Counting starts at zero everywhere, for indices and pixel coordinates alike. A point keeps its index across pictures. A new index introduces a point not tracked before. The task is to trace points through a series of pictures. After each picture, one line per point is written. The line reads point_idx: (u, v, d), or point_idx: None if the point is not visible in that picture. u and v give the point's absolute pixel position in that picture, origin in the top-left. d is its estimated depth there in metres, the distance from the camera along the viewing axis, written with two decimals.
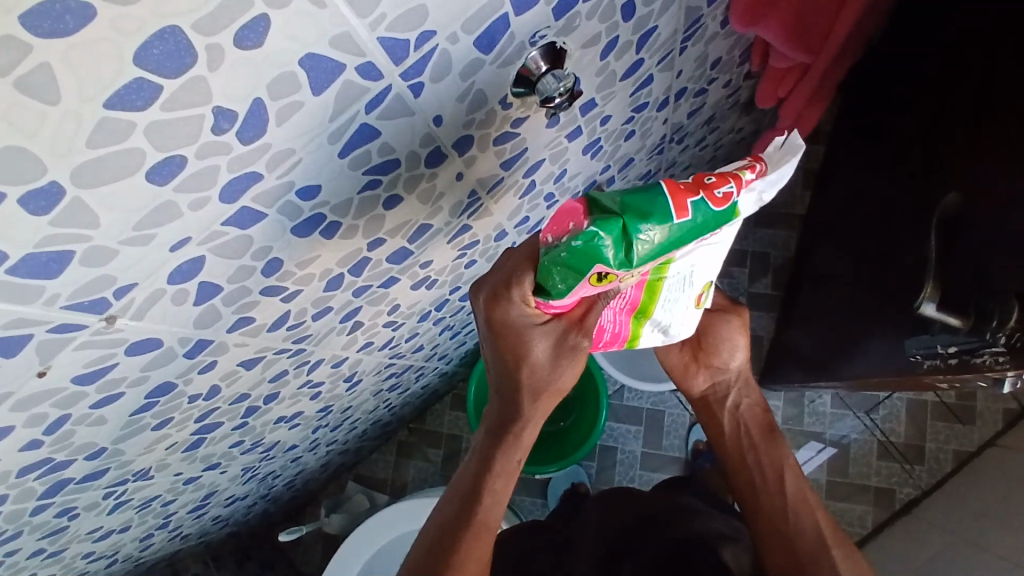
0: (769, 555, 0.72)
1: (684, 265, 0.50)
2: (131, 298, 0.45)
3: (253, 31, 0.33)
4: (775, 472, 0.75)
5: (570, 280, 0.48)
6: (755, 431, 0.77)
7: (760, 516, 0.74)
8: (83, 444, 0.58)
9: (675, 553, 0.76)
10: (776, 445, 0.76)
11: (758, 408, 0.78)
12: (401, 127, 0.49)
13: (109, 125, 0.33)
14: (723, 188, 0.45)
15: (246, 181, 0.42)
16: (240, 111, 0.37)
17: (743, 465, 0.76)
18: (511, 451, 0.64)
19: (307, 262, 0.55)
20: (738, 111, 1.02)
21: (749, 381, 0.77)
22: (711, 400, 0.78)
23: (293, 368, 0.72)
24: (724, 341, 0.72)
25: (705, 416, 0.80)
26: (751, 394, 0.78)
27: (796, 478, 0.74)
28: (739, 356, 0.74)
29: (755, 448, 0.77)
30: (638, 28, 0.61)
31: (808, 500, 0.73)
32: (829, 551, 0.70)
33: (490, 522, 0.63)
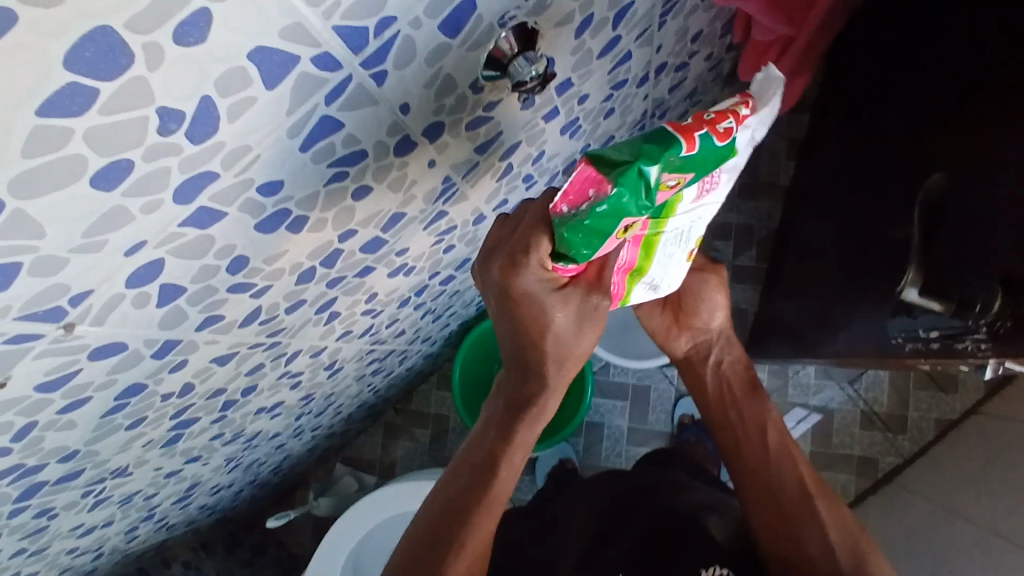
0: (752, 508, 0.71)
1: (686, 219, 0.53)
2: (89, 305, 0.43)
3: (194, 27, 0.31)
4: (756, 425, 0.74)
5: (596, 243, 0.47)
6: (736, 385, 0.78)
7: (745, 472, 0.73)
8: (55, 447, 0.57)
9: (658, 532, 0.75)
10: (758, 400, 0.76)
11: (740, 365, 0.78)
12: (367, 117, 0.47)
13: (44, 133, 0.31)
14: (725, 123, 0.46)
15: (201, 182, 0.40)
16: (188, 111, 0.35)
17: (726, 420, 0.77)
18: (531, 427, 0.62)
19: (275, 257, 0.53)
20: (721, 83, 1.00)
21: (732, 337, 0.78)
22: (694, 360, 0.79)
23: (269, 361, 0.71)
24: (703, 300, 0.73)
25: (688, 376, 0.80)
26: (732, 351, 0.78)
27: (779, 431, 0.74)
28: (719, 315, 0.75)
29: (736, 403, 0.77)
30: (614, 4, 0.58)
31: (791, 453, 0.72)
32: (811, 500, 0.69)
33: (501, 499, 0.61)
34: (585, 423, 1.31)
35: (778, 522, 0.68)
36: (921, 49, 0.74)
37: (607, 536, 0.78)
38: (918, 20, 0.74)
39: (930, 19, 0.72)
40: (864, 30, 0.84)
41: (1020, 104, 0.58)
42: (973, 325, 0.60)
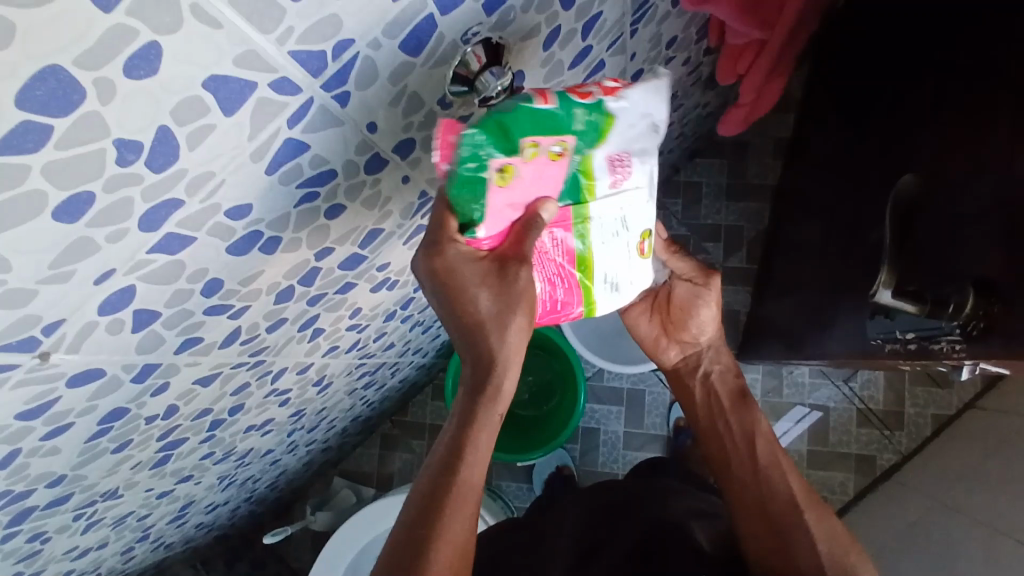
0: (743, 520, 0.71)
1: (609, 201, 0.55)
2: (62, 334, 0.44)
3: (144, 60, 0.32)
4: (747, 440, 0.74)
5: (479, 195, 0.50)
6: (725, 397, 0.77)
7: (734, 487, 0.73)
8: (41, 473, 0.57)
9: (642, 545, 0.74)
10: (747, 411, 0.75)
11: (730, 375, 0.77)
12: (332, 138, 0.47)
13: (1, 170, 0.31)
14: (584, 89, 0.51)
15: (166, 209, 0.41)
16: (146, 141, 0.36)
17: (715, 433, 0.76)
18: (491, 407, 0.60)
19: (250, 278, 0.54)
20: (702, 86, 1.01)
21: (723, 349, 0.77)
22: (683, 371, 0.79)
23: (254, 380, 0.71)
24: (691, 315, 0.74)
25: (677, 388, 0.80)
26: (721, 360, 0.77)
27: (768, 443, 0.73)
28: (708, 330, 0.75)
29: (724, 414, 0.76)
30: (581, 15, 0.59)
31: (781, 465, 0.71)
32: (801, 513, 0.68)
33: (470, 487, 0.59)
34: (581, 429, 1.31)
35: (766, 530, 0.69)
36: (898, 48, 0.74)
37: (598, 547, 0.77)
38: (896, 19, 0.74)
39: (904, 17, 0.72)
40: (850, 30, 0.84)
41: (993, 101, 0.58)
42: (947, 324, 0.59)
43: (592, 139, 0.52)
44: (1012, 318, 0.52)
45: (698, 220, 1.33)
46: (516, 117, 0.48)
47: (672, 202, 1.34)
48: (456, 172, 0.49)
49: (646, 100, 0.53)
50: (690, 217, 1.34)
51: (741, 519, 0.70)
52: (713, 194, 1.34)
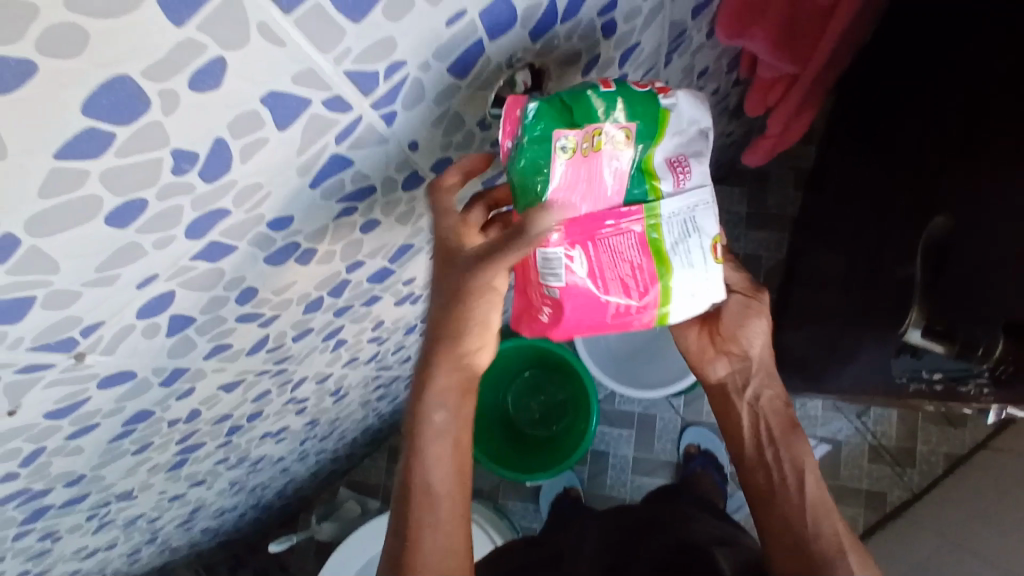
0: (777, 554, 0.67)
1: (678, 200, 0.51)
2: (99, 335, 0.44)
3: (209, 74, 0.32)
4: (796, 474, 0.69)
5: (544, 169, 0.47)
6: (776, 425, 0.72)
7: (772, 518, 0.69)
8: (62, 472, 0.56)
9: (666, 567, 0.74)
10: (797, 442, 0.71)
11: (780, 402, 0.73)
12: (375, 155, 0.48)
13: (62, 175, 0.32)
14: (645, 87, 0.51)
15: (212, 219, 0.41)
16: (201, 152, 0.36)
17: (760, 458, 0.72)
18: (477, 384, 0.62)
19: (283, 288, 0.54)
20: (728, 116, 1.01)
21: (776, 374, 0.73)
22: (730, 388, 0.74)
23: (275, 388, 0.72)
24: (744, 332, 0.69)
25: (722, 404, 0.76)
26: (773, 386, 0.73)
27: (816, 480, 0.69)
28: (761, 344, 0.71)
29: (774, 444, 0.72)
30: (620, 44, 0.59)
31: (828, 506, 0.68)
32: (845, 557, 0.65)
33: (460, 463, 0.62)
34: (590, 451, 1.30)
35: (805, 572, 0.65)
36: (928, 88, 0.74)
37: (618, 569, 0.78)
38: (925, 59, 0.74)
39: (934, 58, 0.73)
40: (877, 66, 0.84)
41: None
42: (975, 367, 0.61)
43: (654, 129, 0.50)
44: None
45: None
46: (585, 100, 0.48)
47: None
48: (519, 146, 0.47)
49: (695, 106, 0.52)
50: None
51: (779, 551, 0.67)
52: (732, 223, 1.34)
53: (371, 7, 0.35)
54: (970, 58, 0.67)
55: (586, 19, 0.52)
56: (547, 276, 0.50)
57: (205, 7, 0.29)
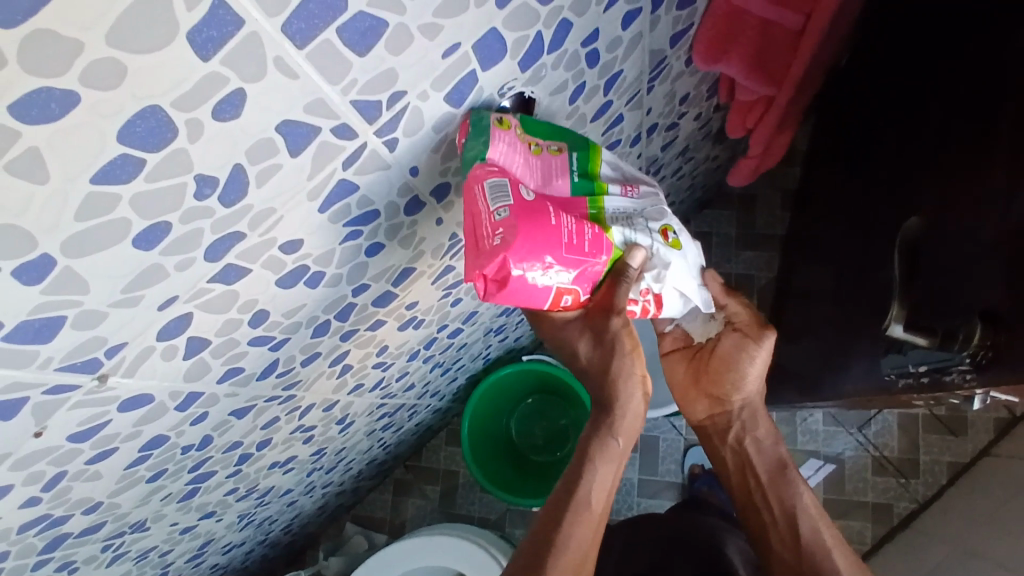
0: None
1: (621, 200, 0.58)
2: (122, 357, 0.46)
3: (229, 105, 0.36)
4: (788, 515, 0.72)
5: (484, 139, 0.51)
6: (761, 468, 0.75)
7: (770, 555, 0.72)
8: (81, 498, 0.57)
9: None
10: (785, 483, 0.73)
11: (767, 443, 0.76)
12: (379, 180, 0.51)
13: (96, 199, 0.35)
14: None
15: (229, 242, 0.44)
16: (221, 177, 0.39)
17: (751, 500, 0.75)
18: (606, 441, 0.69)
19: (293, 311, 0.57)
20: (712, 140, 1.06)
21: (759, 416, 0.75)
22: (711, 430, 0.78)
23: (284, 414, 0.73)
24: (724, 368, 0.72)
25: (709, 446, 0.80)
26: (756, 428, 0.76)
27: (809, 517, 0.71)
28: (748, 385, 0.73)
29: (762, 487, 0.74)
30: (604, 73, 0.63)
31: (823, 542, 0.70)
32: None
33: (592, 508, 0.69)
34: None
35: None
36: (900, 104, 0.78)
37: None
38: (896, 77, 0.79)
39: (905, 74, 0.77)
40: (855, 85, 0.89)
41: (991, 151, 0.61)
42: (956, 356, 0.60)
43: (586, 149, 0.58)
44: (1017, 347, 0.54)
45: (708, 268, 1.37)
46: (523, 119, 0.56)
47: None
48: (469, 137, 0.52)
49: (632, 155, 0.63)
50: None
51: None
52: (723, 244, 1.38)
53: (374, 40, 0.39)
54: (934, 76, 0.71)
55: (570, 49, 0.56)
56: (494, 204, 0.49)
57: (227, 43, 0.33)
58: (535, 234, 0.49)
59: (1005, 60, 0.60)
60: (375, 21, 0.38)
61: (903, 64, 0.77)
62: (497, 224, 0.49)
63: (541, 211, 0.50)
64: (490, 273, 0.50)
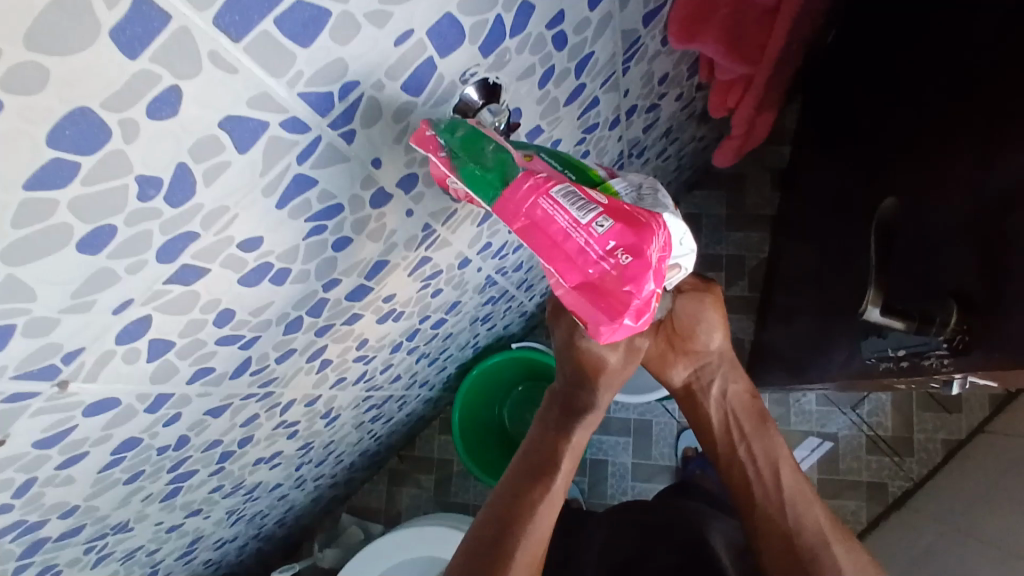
0: (767, 553, 0.70)
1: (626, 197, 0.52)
2: (81, 362, 0.45)
3: (165, 103, 0.34)
4: (770, 466, 0.72)
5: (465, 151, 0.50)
6: (744, 419, 0.74)
7: (753, 510, 0.72)
8: (55, 503, 0.57)
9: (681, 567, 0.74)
10: (768, 434, 0.74)
11: (746, 395, 0.74)
12: (339, 173, 0.50)
13: (33, 205, 0.33)
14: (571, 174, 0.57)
15: (183, 242, 0.43)
16: (165, 177, 0.38)
17: (733, 456, 0.74)
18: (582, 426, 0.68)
19: (260, 309, 0.56)
20: (696, 121, 1.04)
21: (735, 366, 0.73)
22: (693, 389, 0.74)
23: (264, 411, 0.73)
24: (699, 322, 0.68)
25: (691, 410, 0.76)
26: (738, 380, 0.74)
27: (791, 469, 0.72)
28: (719, 336, 0.70)
29: (745, 439, 0.74)
30: (574, 55, 0.62)
31: (805, 495, 0.71)
32: (829, 547, 0.68)
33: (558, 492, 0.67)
34: (589, 460, 1.31)
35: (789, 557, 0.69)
36: (881, 84, 0.76)
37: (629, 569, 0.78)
38: (878, 49, 0.77)
39: (887, 45, 0.75)
40: (842, 61, 0.87)
41: (965, 129, 0.60)
42: (935, 341, 0.58)
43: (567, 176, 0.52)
44: (992, 326, 0.52)
45: (700, 251, 1.36)
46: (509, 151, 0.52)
47: None
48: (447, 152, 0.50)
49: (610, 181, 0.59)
50: None
51: (761, 541, 0.70)
52: (713, 225, 1.36)
53: (317, 31, 0.38)
54: (912, 48, 0.70)
55: (535, 32, 0.54)
56: (586, 217, 0.43)
57: (157, 39, 0.31)
58: (644, 226, 0.43)
59: (981, 33, 0.58)
60: (317, 10, 0.37)
61: (885, 35, 0.75)
62: (604, 236, 0.43)
63: (618, 212, 0.44)
64: (634, 303, 0.43)
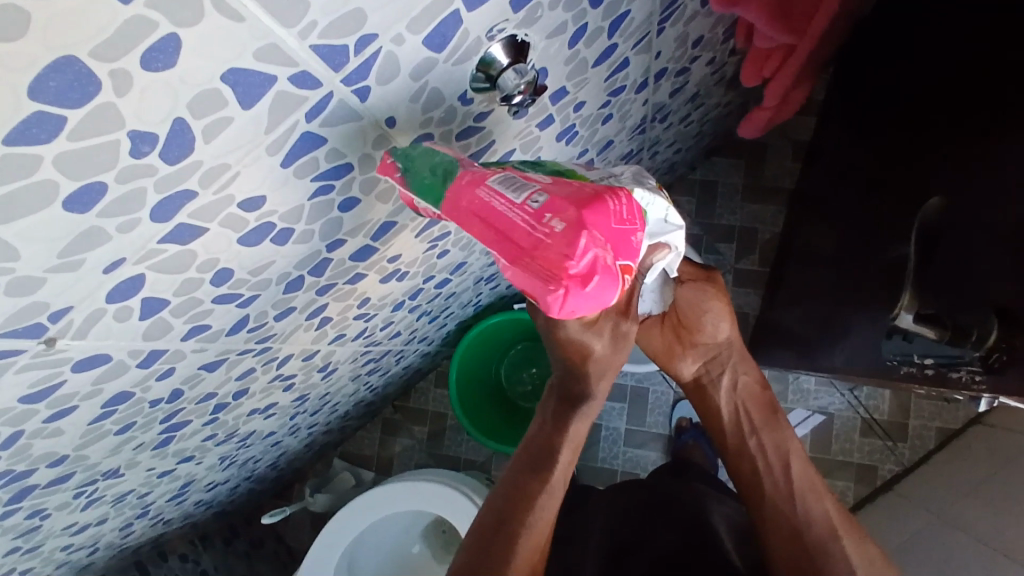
0: (775, 545, 0.70)
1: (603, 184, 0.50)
2: (70, 320, 0.43)
3: (162, 52, 0.31)
4: (780, 458, 0.72)
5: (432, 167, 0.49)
6: (755, 410, 0.74)
7: (762, 502, 0.72)
8: (44, 453, 0.55)
9: (683, 548, 0.73)
10: (778, 426, 0.73)
11: (756, 386, 0.74)
12: (350, 132, 0.46)
13: (14, 161, 0.30)
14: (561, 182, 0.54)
15: (179, 200, 0.40)
16: (161, 133, 0.35)
17: (742, 447, 0.74)
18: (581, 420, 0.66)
19: (261, 269, 0.53)
20: (724, 86, 0.99)
21: (746, 358, 0.73)
22: (702, 381, 0.74)
23: (261, 365, 0.71)
24: (704, 313, 0.68)
25: (700, 401, 0.76)
26: (748, 371, 0.74)
27: (801, 462, 0.72)
28: (725, 326, 0.69)
29: (756, 431, 0.73)
30: (609, 13, 0.57)
31: (816, 488, 0.71)
32: (839, 540, 0.68)
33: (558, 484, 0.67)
34: None
35: (797, 551, 0.68)
36: (910, 76, 0.74)
37: (629, 549, 0.77)
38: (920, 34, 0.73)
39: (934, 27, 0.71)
40: None
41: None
42: (969, 355, 0.67)
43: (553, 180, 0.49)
44: None
45: (711, 221, 1.32)
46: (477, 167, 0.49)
47: (686, 201, 1.33)
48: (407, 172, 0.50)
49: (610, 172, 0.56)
50: (703, 217, 1.32)
51: (769, 534, 0.70)
52: (729, 194, 1.32)
53: None
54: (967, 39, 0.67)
55: None
56: (519, 196, 0.41)
57: None
58: (591, 195, 0.40)
59: None
60: None
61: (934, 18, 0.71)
62: (539, 210, 0.40)
63: (563, 187, 0.42)
64: (574, 267, 0.39)
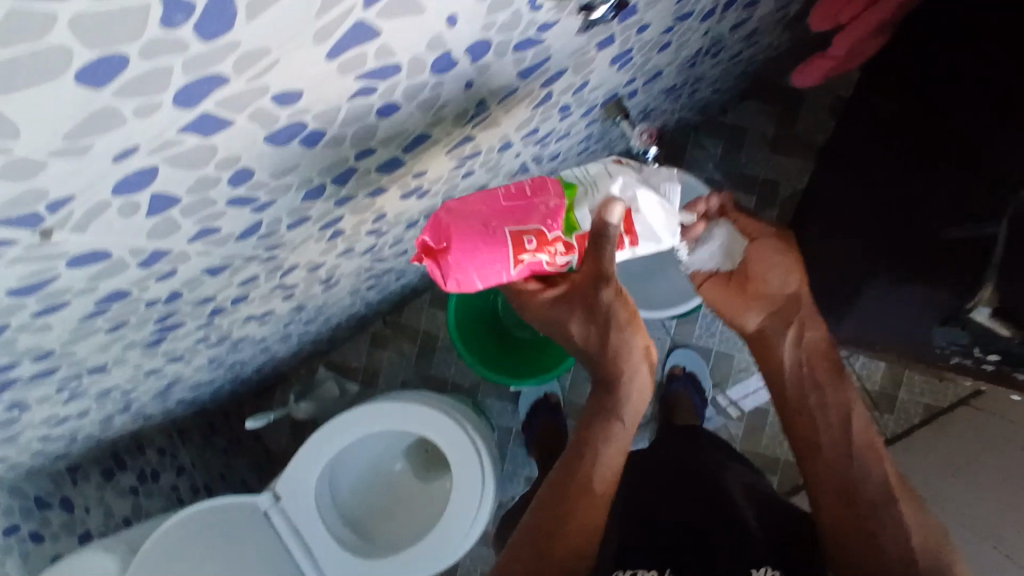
0: (827, 507, 0.70)
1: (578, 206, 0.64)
2: (69, 211, 0.37)
3: None
4: (837, 416, 0.72)
5: None
6: (820, 370, 0.75)
7: (823, 465, 0.72)
8: (29, 348, 0.51)
9: (703, 505, 0.74)
10: (841, 387, 0.74)
11: (822, 345, 0.75)
12: (407, 28, 0.39)
13: (19, 17, 0.24)
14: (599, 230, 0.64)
15: (208, 85, 0.34)
16: (199, 2, 0.28)
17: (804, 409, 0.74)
18: (607, 396, 0.70)
19: (283, 172, 0.47)
20: (783, 25, 0.91)
21: (814, 317, 0.74)
22: (767, 334, 0.76)
23: (264, 273, 0.66)
24: (774, 266, 0.71)
25: (764, 361, 0.77)
26: (816, 329, 0.75)
27: (860, 422, 0.72)
28: (795, 281, 0.73)
29: (816, 390, 0.74)
30: None
31: (876, 450, 0.71)
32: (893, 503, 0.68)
33: (601, 463, 0.69)
34: None
35: (847, 515, 0.68)
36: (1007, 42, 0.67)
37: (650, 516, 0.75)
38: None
39: None
40: None
41: None
42: None
43: None
44: None
45: (735, 168, 1.27)
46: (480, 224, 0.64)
47: (712, 144, 1.27)
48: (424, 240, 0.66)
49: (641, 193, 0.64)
50: (727, 163, 1.27)
51: (823, 497, 0.70)
52: (757, 143, 1.26)
53: None
54: None
55: None
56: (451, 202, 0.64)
57: None
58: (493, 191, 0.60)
59: None
60: None
61: None
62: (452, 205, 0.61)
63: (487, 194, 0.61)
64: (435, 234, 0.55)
